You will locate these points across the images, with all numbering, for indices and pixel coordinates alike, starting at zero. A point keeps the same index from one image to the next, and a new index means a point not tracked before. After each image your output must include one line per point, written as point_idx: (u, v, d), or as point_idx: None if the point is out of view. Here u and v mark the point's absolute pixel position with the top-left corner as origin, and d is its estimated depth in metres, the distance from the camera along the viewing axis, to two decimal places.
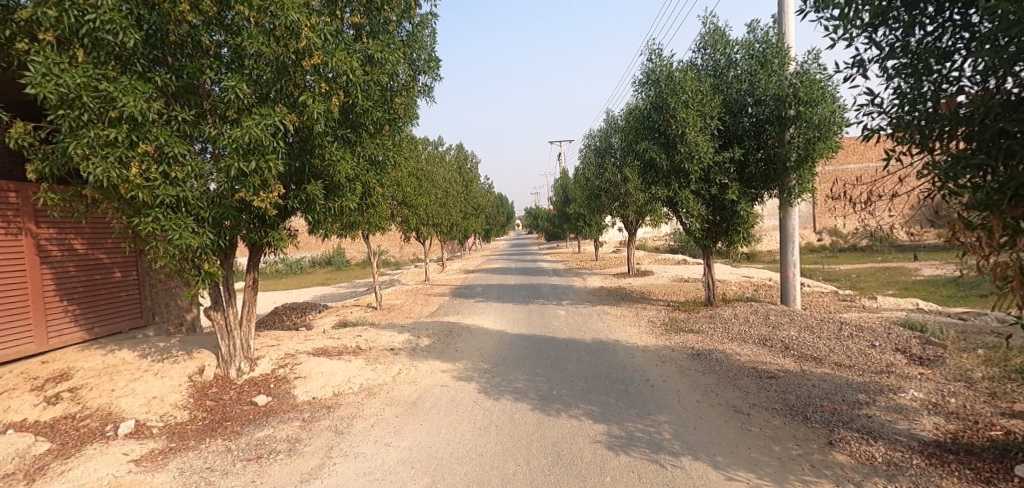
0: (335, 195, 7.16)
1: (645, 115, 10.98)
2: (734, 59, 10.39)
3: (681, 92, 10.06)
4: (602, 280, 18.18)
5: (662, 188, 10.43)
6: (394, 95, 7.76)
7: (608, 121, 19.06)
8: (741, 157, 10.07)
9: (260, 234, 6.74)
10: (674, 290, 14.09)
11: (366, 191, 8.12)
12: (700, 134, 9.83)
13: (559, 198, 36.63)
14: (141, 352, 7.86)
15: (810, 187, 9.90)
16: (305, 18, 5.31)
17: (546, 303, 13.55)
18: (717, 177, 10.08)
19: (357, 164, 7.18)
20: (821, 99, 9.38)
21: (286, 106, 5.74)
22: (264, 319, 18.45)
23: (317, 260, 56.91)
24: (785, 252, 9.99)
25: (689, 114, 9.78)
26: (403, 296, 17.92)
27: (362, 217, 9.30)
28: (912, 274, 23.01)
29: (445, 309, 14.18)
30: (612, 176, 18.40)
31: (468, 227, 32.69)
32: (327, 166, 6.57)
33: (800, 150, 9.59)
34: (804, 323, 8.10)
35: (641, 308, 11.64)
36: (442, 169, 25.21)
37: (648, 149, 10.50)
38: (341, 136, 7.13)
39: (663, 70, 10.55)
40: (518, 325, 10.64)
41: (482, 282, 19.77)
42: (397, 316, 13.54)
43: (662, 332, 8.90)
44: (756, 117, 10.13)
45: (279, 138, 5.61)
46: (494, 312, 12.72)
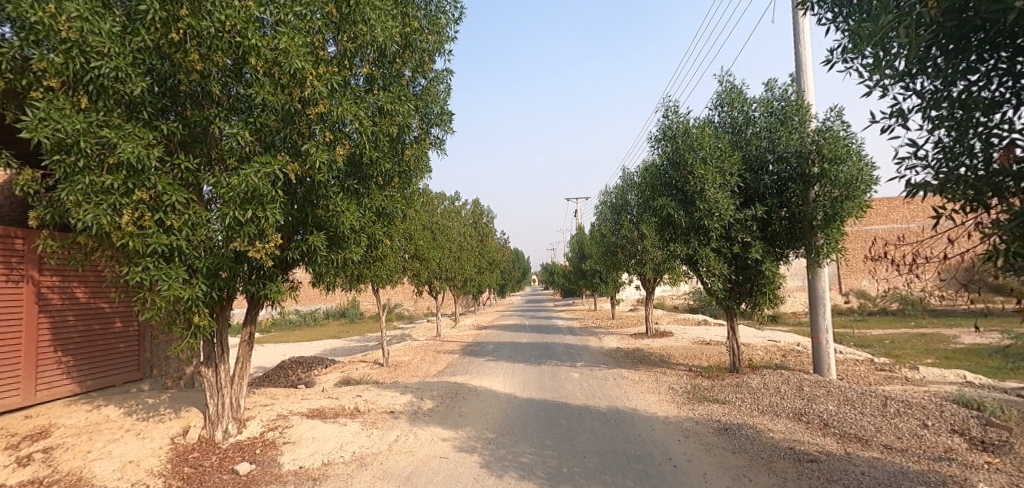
0: (340, 247, 6.90)
1: (662, 172, 10.70)
2: (752, 116, 10.17)
3: (699, 149, 9.80)
4: (619, 340, 17.48)
5: (681, 246, 10.00)
6: (405, 148, 7.63)
7: (624, 178, 18.91)
8: (764, 214, 9.63)
9: (259, 286, 6.44)
10: (695, 353, 13.38)
11: (373, 244, 7.86)
12: (719, 191, 9.46)
13: (575, 254, 36.26)
14: (127, 409, 7.46)
15: (839, 248, 9.43)
16: (310, 66, 5.20)
17: (559, 364, 12.92)
18: (739, 235, 9.63)
19: (363, 216, 6.93)
20: (846, 156, 9.07)
21: (290, 155, 5.57)
22: (269, 374, 17.95)
23: (331, 312, 56.65)
24: (815, 316, 9.55)
25: (708, 171, 9.46)
26: (412, 352, 17.37)
27: (368, 270, 9.01)
28: (949, 342, 21.82)
29: (454, 367, 13.61)
30: (629, 233, 18.04)
31: (482, 282, 32.32)
32: (332, 217, 6.32)
33: (827, 209, 9.20)
34: (843, 397, 7.60)
35: (660, 373, 10.96)
36: (456, 223, 25.14)
37: (665, 206, 10.14)
38: (348, 188, 6.93)
39: (679, 126, 10.31)
40: (529, 389, 10.01)
41: (494, 340, 19.16)
42: (403, 374, 12.98)
43: (685, 401, 8.39)
44: (777, 174, 9.77)
45: (279, 187, 5.37)
46: (505, 373, 12.12)
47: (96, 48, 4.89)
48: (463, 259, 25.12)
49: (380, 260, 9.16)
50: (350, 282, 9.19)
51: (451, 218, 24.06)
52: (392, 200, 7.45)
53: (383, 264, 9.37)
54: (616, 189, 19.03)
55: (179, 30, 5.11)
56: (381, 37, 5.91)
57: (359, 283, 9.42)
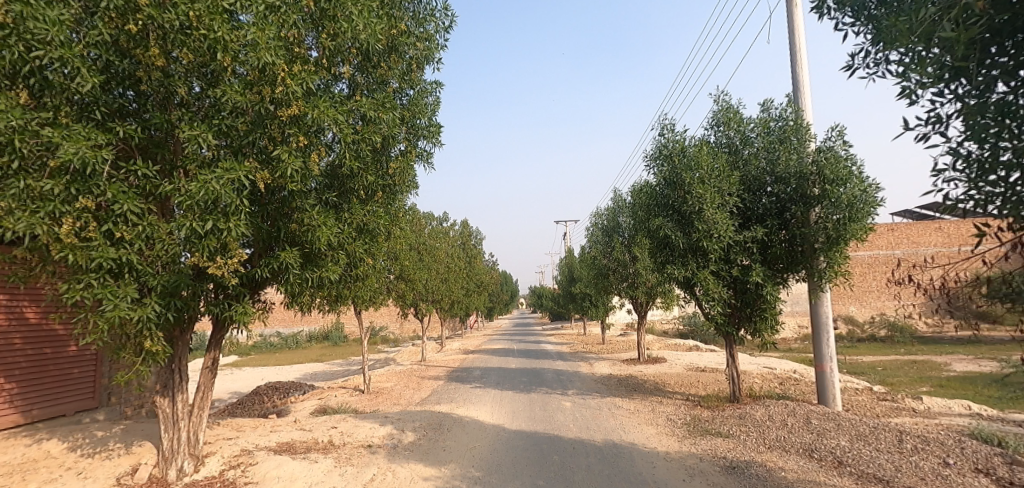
0: (315, 265, 6.35)
1: (658, 192, 10.33)
2: (749, 136, 9.85)
3: (697, 168, 9.43)
4: (610, 366, 16.91)
5: (678, 268, 9.57)
6: (390, 160, 7.15)
7: (616, 200, 18.57)
8: (764, 236, 9.21)
9: (223, 307, 5.82)
10: (691, 381, 12.86)
11: (352, 263, 7.30)
12: (718, 211, 9.07)
13: (564, 277, 35.82)
14: (71, 445, 6.84)
15: (843, 272, 9.03)
16: (282, 61, 4.63)
17: (549, 391, 12.32)
18: (739, 257, 9.21)
19: (341, 231, 6.40)
20: (848, 177, 8.72)
21: (259, 162, 4.99)
22: (243, 400, 17.11)
23: (314, 334, 55.38)
24: (818, 344, 9.05)
25: (706, 191, 9.08)
26: (395, 378, 16.64)
27: (348, 291, 8.43)
28: (942, 370, 21.56)
29: (438, 394, 12.93)
30: (620, 255, 17.64)
31: (469, 304, 31.66)
32: (305, 231, 5.75)
33: (830, 231, 8.79)
34: (854, 431, 7.08)
35: (655, 402, 10.44)
36: (444, 245, 24.61)
37: (662, 226, 9.71)
38: (325, 201, 6.40)
39: (676, 144, 9.96)
40: (518, 419, 9.41)
41: (480, 365, 18.51)
42: (385, 402, 12.28)
43: (684, 435, 7.84)
44: (776, 195, 9.41)
45: (244, 196, 4.80)
46: (492, 401, 11.48)
47: (39, 36, 4.35)
48: (450, 281, 24.54)
49: (360, 280, 8.60)
50: (329, 304, 8.60)
51: (439, 240, 23.54)
52: (373, 215, 6.92)
53: (365, 285, 8.80)
54: (607, 211, 18.68)
55: (138, 21, 4.57)
56: (363, 38, 5.46)
57: (338, 305, 8.82)
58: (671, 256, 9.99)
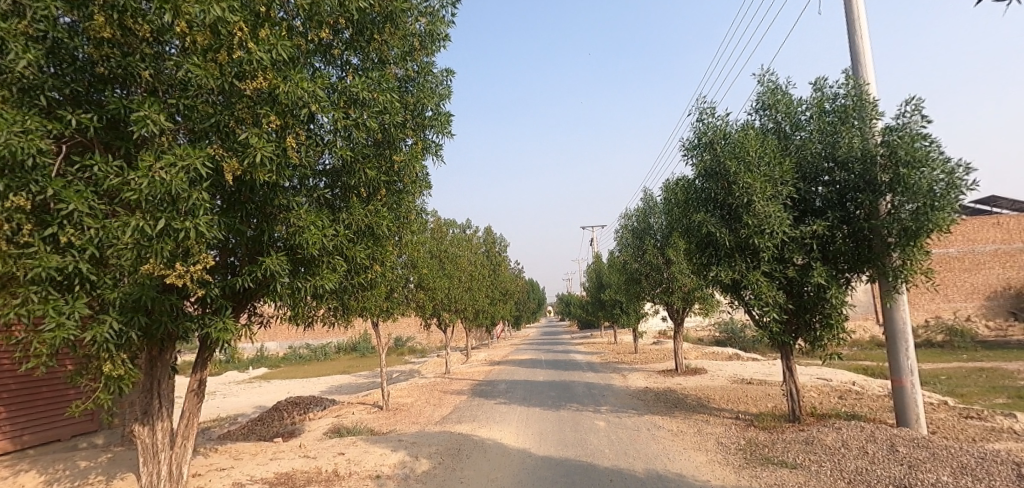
0: (310, 273, 5.51)
1: (697, 185, 9.23)
2: (802, 118, 8.72)
3: (744, 154, 8.30)
4: (646, 378, 15.72)
5: (725, 269, 8.40)
6: (393, 152, 6.31)
7: (646, 200, 17.48)
8: (826, 230, 8.03)
9: (202, 324, 4.95)
10: (738, 396, 11.61)
11: (353, 270, 6.46)
12: (771, 203, 7.92)
13: (593, 283, 34.65)
14: (50, 477, 6.22)
15: (921, 269, 7.78)
16: (237, 17, 3.78)
17: (581, 408, 11.27)
18: (796, 255, 8.02)
19: (336, 233, 5.59)
20: (927, 159, 7.46)
21: (227, 150, 4.03)
22: (263, 418, 16.58)
23: (342, 345, 55.34)
24: (895, 354, 7.93)
25: (756, 179, 7.96)
26: (416, 392, 15.82)
27: (354, 303, 7.61)
28: (1016, 379, 19.57)
29: (461, 411, 12.02)
30: (654, 259, 16.48)
31: (496, 313, 30.76)
32: (293, 234, 4.94)
33: (908, 221, 7.53)
34: (955, 464, 5.91)
35: (700, 422, 9.31)
36: (467, 253, 23.82)
37: (705, 222, 8.59)
38: (317, 199, 5.59)
39: (718, 130, 8.87)
40: (547, 442, 8.38)
41: (507, 377, 17.55)
42: (403, 421, 11.42)
43: (741, 465, 6.74)
44: (835, 185, 8.29)
45: (202, 189, 3.86)
46: (518, 420, 10.50)
47: None
48: (475, 289, 23.70)
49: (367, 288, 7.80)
50: (334, 317, 7.81)
51: (461, 247, 22.81)
52: (373, 215, 6.07)
53: (374, 296, 7.98)
54: (637, 212, 17.59)
55: None
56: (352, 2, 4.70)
57: (346, 319, 8.01)
58: (716, 256, 8.86)
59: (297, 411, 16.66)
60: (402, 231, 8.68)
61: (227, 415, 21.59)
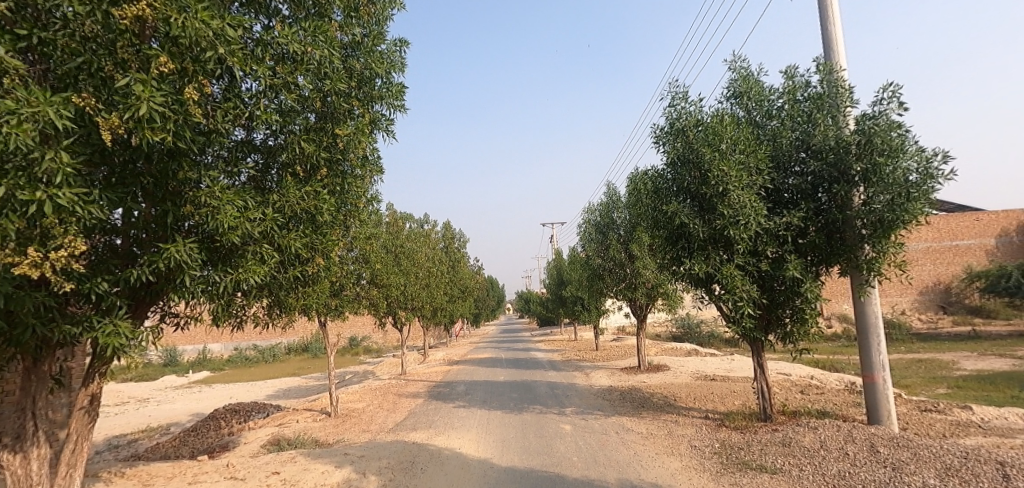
0: (231, 266, 4.66)
1: (669, 175, 8.73)
2: (775, 106, 8.33)
3: (719, 142, 7.84)
4: (608, 376, 15.31)
5: (698, 262, 7.92)
6: (333, 126, 5.46)
7: (609, 194, 17.08)
8: (801, 221, 7.64)
9: (84, 327, 4.00)
10: (704, 394, 11.28)
11: (285, 261, 5.56)
12: (746, 192, 7.48)
13: (552, 279, 34.32)
14: None
15: (894, 262, 7.43)
16: None
17: (544, 410, 10.65)
18: (770, 248, 7.61)
19: (260, 217, 4.71)
20: (901, 147, 7.11)
21: (103, 103, 3.16)
22: (199, 428, 15.20)
23: (293, 346, 53.13)
24: (866, 349, 7.60)
25: (731, 167, 7.50)
26: (369, 396, 14.87)
27: (292, 300, 6.69)
28: (952, 369, 20.40)
29: (416, 417, 11.18)
30: (617, 254, 16.08)
31: (454, 311, 29.93)
32: (203, 216, 4.11)
33: (882, 212, 7.14)
34: (941, 463, 5.55)
35: (669, 423, 8.85)
36: (424, 249, 22.89)
37: (678, 213, 8.09)
38: (236, 176, 4.69)
39: (690, 116, 8.37)
40: (510, 451, 7.69)
41: (465, 378, 16.82)
42: (352, 429, 10.49)
43: (718, 472, 6.24)
44: (808, 174, 7.87)
45: (59, 144, 3.04)
46: (477, 425, 9.78)
47: None
48: (432, 287, 22.78)
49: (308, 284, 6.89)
50: (269, 317, 6.86)
51: (418, 242, 21.91)
52: (304, 197, 5.17)
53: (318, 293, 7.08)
54: (600, 207, 17.17)
55: None
56: None
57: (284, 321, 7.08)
58: (688, 249, 8.39)
59: (237, 420, 15.41)
60: (349, 221, 7.80)
61: (160, 424, 19.95)
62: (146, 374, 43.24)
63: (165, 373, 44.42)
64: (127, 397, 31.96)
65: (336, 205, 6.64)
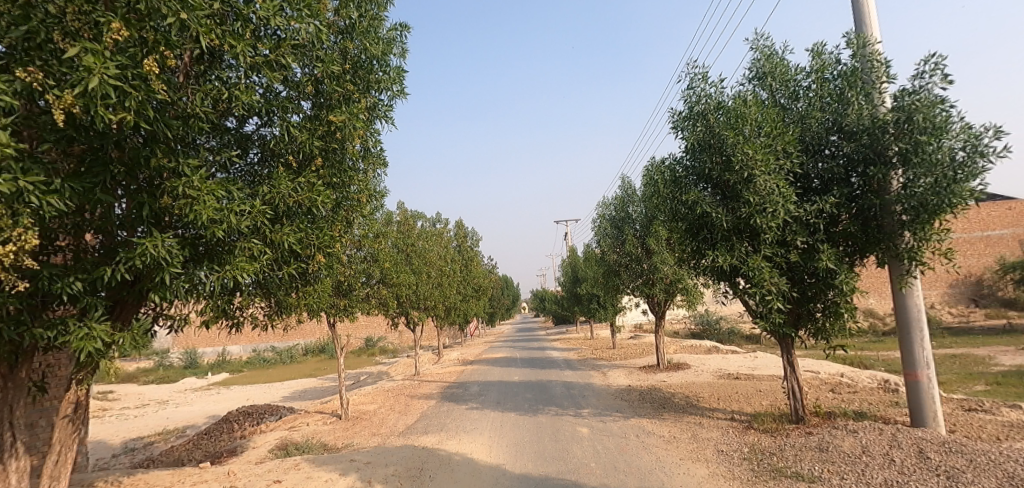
0: (221, 263, 4.35)
1: (689, 163, 8.23)
2: (803, 85, 7.79)
3: (743, 124, 7.31)
4: (627, 375, 14.79)
5: (722, 254, 7.41)
6: (327, 111, 5.09)
7: (624, 187, 16.56)
8: (834, 208, 7.09)
9: (59, 331, 3.73)
10: (729, 394, 10.72)
11: (278, 258, 5.20)
12: (774, 177, 6.96)
13: (568, 277, 33.86)
14: None
15: (938, 249, 6.87)
16: None
17: (560, 412, 10.20)
18: (801, 237, 7.08)
19: (248, 210, 4.36)
20: (946, 124, 6.54)
21: (53, 78, 2.90)
22: (211, 432, 15.04)
23: (310, 348, 53.40)
24: (909, 345, 7.05)
25: (757, 151, 6.98)
26: (381, 397, 14.58)
27: (290, 300, 6.33)
28: (988, 364, 19.50)
29: (427, 420, 10.82)
30: (633, 249, 15.56)
31: (468, 310, 29.61)
32: (182, 207, 3.79)
33: (926, 195, 6.57)
34: (1002, 471, 4.99)
35: (693, 426, 8.35)
36: (437, 247, 22.57)
37: (699, 202, 7.59)
38: (222, 166, 4.34)
39: (711, 99, 7.85)
40: (524, 456, 7.27)
41: (479, 378, 16.44)
42: (361, 433, 10.17)
43: (749, 480, 5.74)
44: (842, 157, 7.31)
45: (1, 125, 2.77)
46: (490, 429, 9.36)
47: None
48: (445, 286, 22.45)
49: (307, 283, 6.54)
50: (268, 317, 6.53)
51: (430, 241, 21.60)
52: (296, 188, 4.81)
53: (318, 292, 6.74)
54: (615, 201, 16.66)
55: None
56: None
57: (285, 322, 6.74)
58: (710, 240, 7.89)
59: (249, 423, 15.23)
60: (352, 217, 7.43)
61: (177, 427, 19.95)
62: (167, 376, 43.76)
63: (185, 375, 44.89)
64: (147, 400, 32.28)
65: (334, 198, 6.27)
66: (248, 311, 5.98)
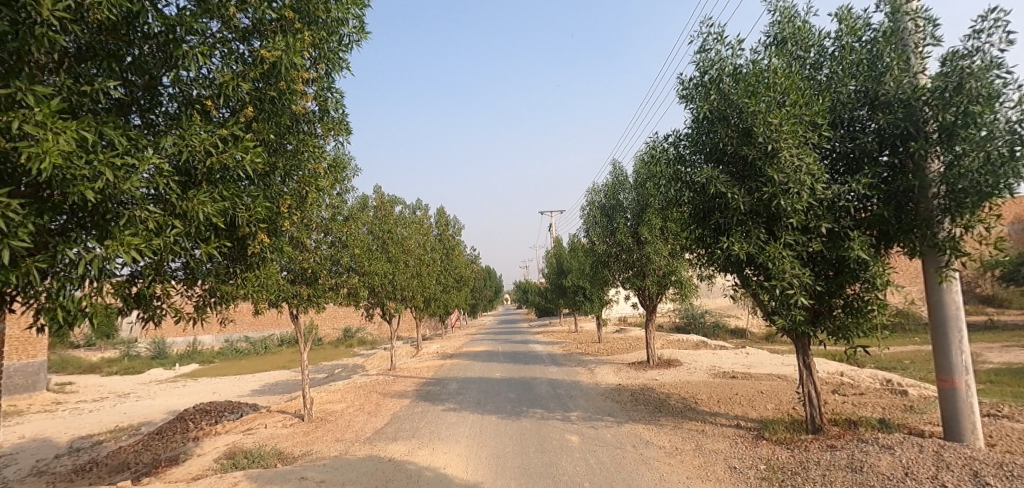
0: (105, 234, 3.34)
1: (699, 137, 7.20)
2: (829, 50, 6.85)
3: (766, 90, 6.31)
4: (615, 372, 13.90)
5: (738, 240, 6.41)
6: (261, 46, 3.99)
7: (615, 173, 15.61)
8: (867, 189, 6.17)
9: None
10: (728, 396, 9.86)
11: (194, 234, 4.14)
12: (801, 152, 6.01)
13: (552, 268, 32.99)
14: None
15: (981, 237, 6.03)
16: None
17: (546, 415, 9.23)
18: (827, 223, 6.16)
19: (139, 163, 3.33)
20: (998, 94, 5.69)
21: None
22: (164, 433, 13.75)
23: (285, 339, 51.85)
24: (946, 347, 6.19)
25: (783, 121, 6.00)
26: (351, 395, 13.47)
27: (204, 273, 5.12)
28: (981, 362, 19.12)
29: (399, 423, 9.75)
30: (624, 238, 14.62)
31: (448, 301, 28.51)
32: (28, 152, 2.74)
33: (975, 175, 5.70)
34: None
35: (696, 435, 7.43)
36: (416, 235, 21.41)
37: (713, 181, 6.57)
38: (98, 105, 3.32)
39: (728, 63, 6.84)
40: (506, 473, 6.27)
41: (459, 374, 15.42)
42: (323, 438, 9.06)
43: None
44: (874, 131, 6.38)
45: None
46: (467, 436, 8.34)
47: None
48: (424, 276, 21.33)
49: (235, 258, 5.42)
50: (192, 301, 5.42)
51: (409, 228, 20.49)
52: (208, 141, 3.79)
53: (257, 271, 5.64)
54: (605, 187, 15.73)
55: None
56: None
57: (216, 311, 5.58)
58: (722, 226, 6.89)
59: (206, 422, 13.98)
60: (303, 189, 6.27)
61: (131, 425, 18.58)
62: (132, 367, 41.90)
63: (152, 366, 43.10)
64: (107, 393, 30.62)
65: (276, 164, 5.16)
66: (167, 300, 4.85)
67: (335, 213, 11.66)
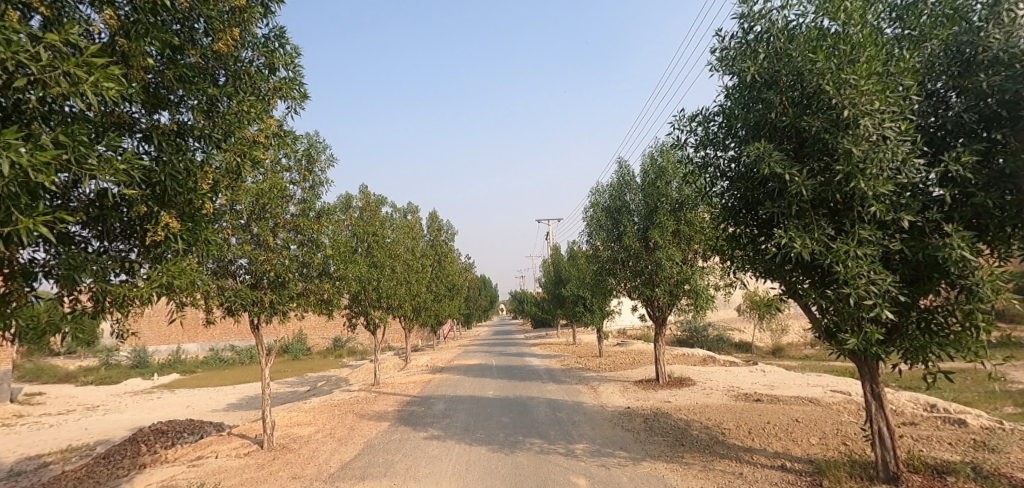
0: None
1: (741, 108, 5.73)
2: (902, 3, 5.51)
3: (835, 43, 4.90)
4: (622, 392, 12.46)
5: (797, 234, 4.91)
6: None
7: (622, 172, 14.27)
8: (965, 172, 4.77)
9: None
10: (760, 425, 8.38)
11: (36, 203, 2.85)
12: (884, 119, 4.57)
13: (549, 278, 31.70)
14: None
15: None
16: None
17: (546, 448, 7.74)
18: (912, 215, 4.77)
19: None
20: None
21: None
22: (112, 457, 12.14)
23: None
24: None
25: (863, 78, 4.57)
26: (325, 416, 11.94)
27: (78, 263, 3.78)
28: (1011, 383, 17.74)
29: (372, 455, 8.23)
30: (631, 243, 13.20)
31: (440, 311, 27.02)
32: None
33: None
34: None
35: (737, 480, 5.95)
36: (405, 240, 19.95)
37: (766, 157, 5.05)
38: None
39: (779, 16, 5.44)
40: None
41: (448, 392, 13.91)
42: (279, 475, 7.52)
43: None
44: (968, 99, 4.99)
45: None
46: (451, 475, 6.83)
47: None
48: (413, 283, 19.86)
49: (109, 233, 4.16)
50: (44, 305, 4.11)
51: (398, 231, 19.04)
52: (21, 50, 2.54)
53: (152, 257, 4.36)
54: (611, 187, 14.35)
55: None
56: None
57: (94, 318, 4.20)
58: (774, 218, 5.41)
59: (161, 445, 12.40)
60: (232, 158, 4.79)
61: (88, 444, 16.91)
62: (109, 376, 40.03)
63: (130, 375, 41.22)
64: (77, 405, 28.84)
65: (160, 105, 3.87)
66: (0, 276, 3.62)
67: (306, 209, 10.20)
